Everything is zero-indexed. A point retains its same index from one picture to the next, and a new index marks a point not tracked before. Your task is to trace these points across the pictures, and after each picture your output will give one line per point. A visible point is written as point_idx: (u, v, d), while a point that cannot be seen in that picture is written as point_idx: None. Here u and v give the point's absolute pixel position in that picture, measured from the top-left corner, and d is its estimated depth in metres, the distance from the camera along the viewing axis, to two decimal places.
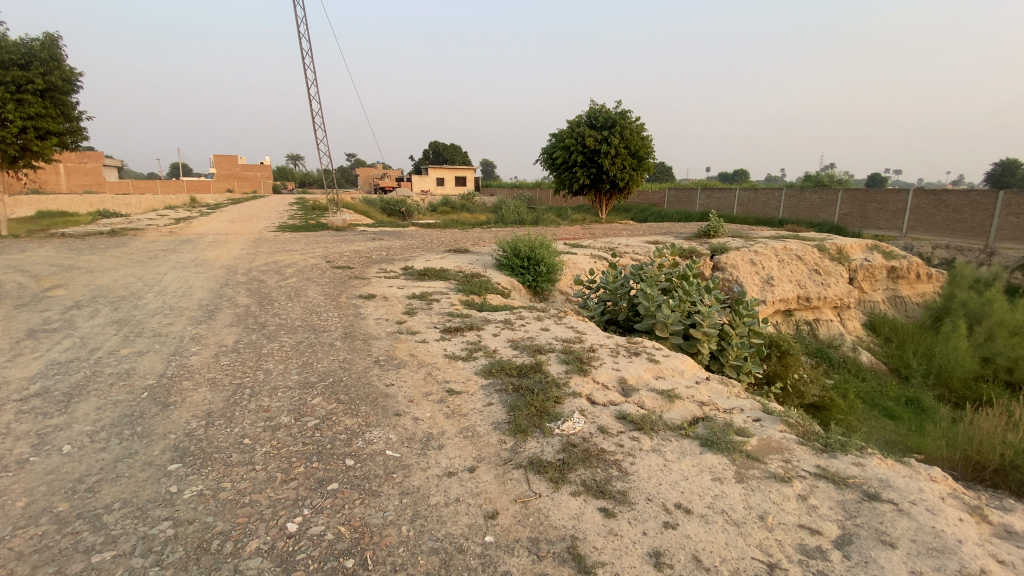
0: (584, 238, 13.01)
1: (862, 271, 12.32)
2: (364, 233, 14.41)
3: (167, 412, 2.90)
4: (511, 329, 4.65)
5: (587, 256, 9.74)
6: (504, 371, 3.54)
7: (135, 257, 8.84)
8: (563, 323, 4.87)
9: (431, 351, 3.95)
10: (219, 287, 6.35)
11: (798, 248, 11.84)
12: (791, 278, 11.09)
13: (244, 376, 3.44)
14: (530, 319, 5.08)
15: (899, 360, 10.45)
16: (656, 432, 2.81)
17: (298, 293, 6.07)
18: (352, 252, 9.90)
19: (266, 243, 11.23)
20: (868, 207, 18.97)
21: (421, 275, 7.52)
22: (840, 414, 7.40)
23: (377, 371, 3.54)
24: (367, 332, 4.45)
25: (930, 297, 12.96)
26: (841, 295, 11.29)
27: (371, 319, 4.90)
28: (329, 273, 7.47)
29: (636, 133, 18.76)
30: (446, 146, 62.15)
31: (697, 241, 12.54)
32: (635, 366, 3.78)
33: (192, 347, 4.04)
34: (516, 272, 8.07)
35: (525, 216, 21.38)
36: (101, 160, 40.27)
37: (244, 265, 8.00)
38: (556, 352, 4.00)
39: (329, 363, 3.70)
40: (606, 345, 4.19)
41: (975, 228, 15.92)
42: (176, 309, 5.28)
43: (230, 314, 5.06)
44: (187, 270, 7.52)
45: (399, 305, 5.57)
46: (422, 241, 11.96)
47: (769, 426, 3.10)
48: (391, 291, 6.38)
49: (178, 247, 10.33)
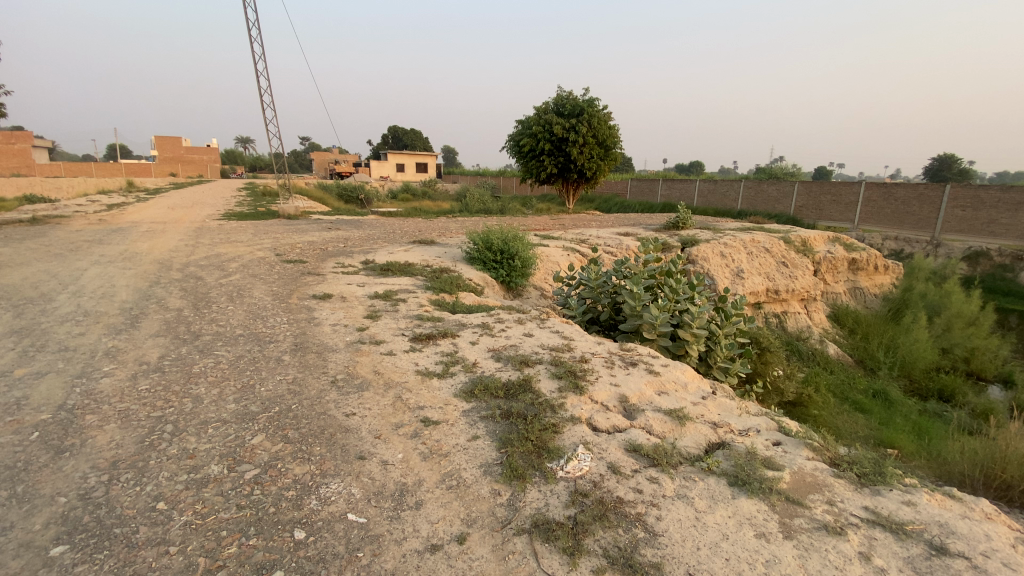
0: (553, 229, 12.60)
1: (826, 263, 12.45)
2: (319, 222, 13.47)
3: (58, 463, 2.22)
4: (489, 336, 4.13)
5: (559, 249, 9.33)
6: (489, 391, 3.02)
7: (53, 250, 7.76)
8: (547, 327, 4.40)
9: (400, 367, 3.38)
10: (149, 286, 5.50)
11: (766, 240, 11.82)
12: (760, 271, 11.03)
13: (167, 406, 2.77)
14: (509, 322, 4.58)
15: (864, 351, 10.55)
16: (675, 469, 2.37)
17: (242, 293, 5.33)
18: (306, 244, 9.08)
19: (210, 233, 10.23)
20: (823, 199, 19.38)
21: (384, 270, 6.87)
22: (816, 410, 7.29)
23: (335, 395, 2.95)
24: (322, 342, 3.81)
25: (887, 288, 13.26)
26: (808, 288, 11.33)
27: (327, 325, 4.26)
28: (280, 269, 6.70)
29: (604, 121, 18.38)
30: (405, 131, 60.38)
31: (668, 233, 12.32)
32: (635, 380, 3.35)
33: (105, 367, 3.31)
34: (487, 267, 7.54)
35: (490, 206, 20.76)
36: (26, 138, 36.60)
37: (181, 259, 7.10)
38: (545, 364, 3.52)
39: (275, 385, 3.07)
40: (598, 355, 3.74)
41: (921, 220, 16.39)
42: (92, 314, 4.46)
43: (157, 321, 4.29)
44: (113, 265, 6.58)
45: (360, 308, 4.93)
46: (383, 231, 11.21)
47: (795, 453, 2.72)
48: (350, 289, 5.74)
49: (107, 237, 9.21)
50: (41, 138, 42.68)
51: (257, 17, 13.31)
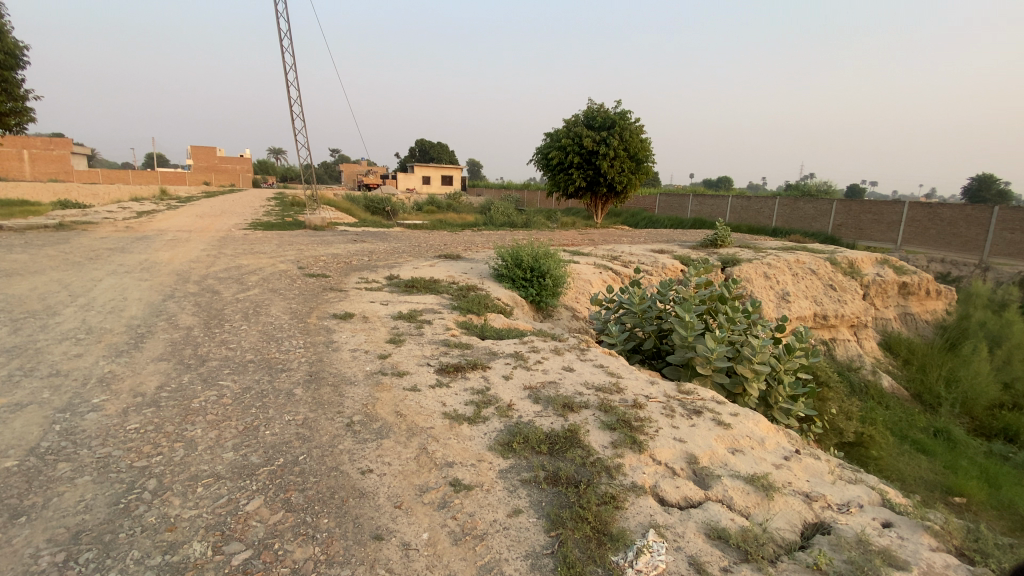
0: (583, 245, 12.13)
1: (875, 286, 11.65)
2: (344, 233, 13.25)
3: (9, 534, 1.83)
4: (525, 368, 3.64)
5: (591, 266, 8.86)
6: (530, 445, 2.53)
7: (73, 258, 7.60)
8: (589, 359, 3.91)
9: (425, 407, 2.92)
10: (161, 301, 5.20)
11: (811, 261, 11.12)
12: (806, 294, 10.32)
13: (154, 454, 2.37)
14: (546, 350, 4.10)
15: (921, 384, 9.69)
16: (777, 570, 1.85)
17: (258, 310, 4.98)
18: (329, 256, 8.79)
19: (232, 243, 10.04)
20: (862, 218, 18.44)
21: (408, 287, 6.48)
22: (877, 452, 6.57)
23: (350, 442, 2.51)
24: (339, 372, 3.39)
25: (941, 315, 12.32)
26: (858, 314, 10.57)
27: (346, 351, 3.85)
28: (300, 284, 6.36)
29: (635, 135, 17.88)
30: (432, 144, 60.91)
31: (705, 251, 11.70)
32: (701, 435, 2.83)
33: (96, 398, 2.94)
34: (517, 285, 7.09)
35: (515, 218, 20.39)
36: (69, 145, 37.67)
37: (200, 271, 6.84)
38: (593, 408, 3.02)
39: (283, 427, 2.65)
40: (654, 399, 3.22)
41: (968, 242, 15.39)
42: (96, 331, 4.14)
43: (162, 342, 3.94)
44: (130, 276, 6.35)
45: (381, 330, 4.51)
46: (408, 244, 10.88)
47: (915, 540, 2.17)
48: (372, 308, 5.36)
49: (130, 246, 9.09)
50: (83, 147, 44.48)
51: (289, 28, 13.35)
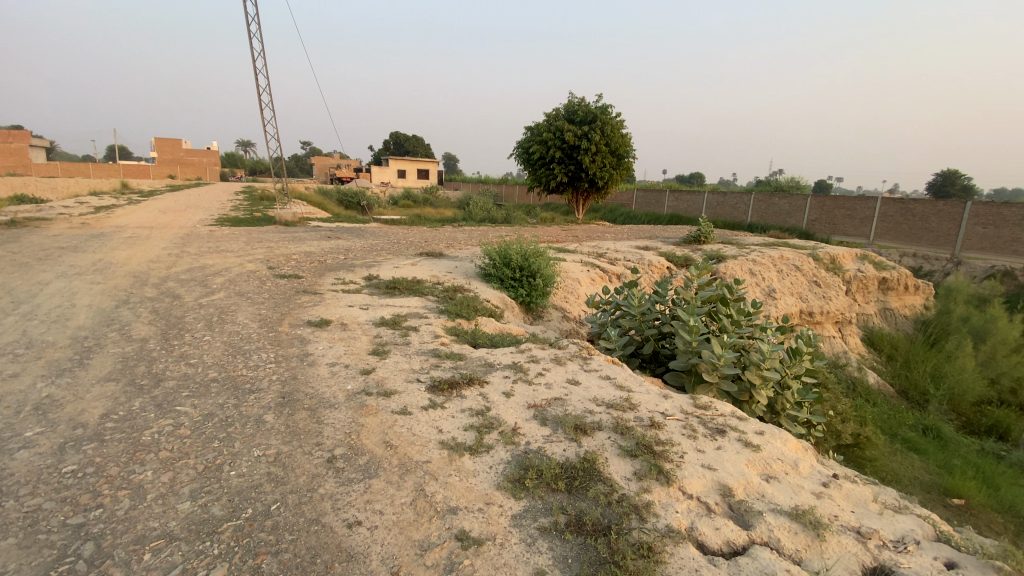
0: (568, 241, 11.84)
1: (857, 282, 11.68)
2: (318, 229, 12.65)
3: None
4: (526, 382, 3.29)
5: (578, 264, 8.57)
6: (544, 482, 2.19)
7: (18, 258, 6.92)
8: (593, 369, 3.59)
9: (419, 435, 2.55)
10: (115, 307, 4.67)
11: (795, 257, 11.04)
12: (792, 291, 10.25)
13: (91, 506, 1.94)
14: (546, 360, 3.77)
15: (907, 381, 9.73)
16: None
17: (225, 318, 4.50)
18: (302, 254, 8.27)
19: (198, 240, 9.39)
20: (835, 213, 18.61)
21: (389, 288, 6.06)
22: (872, 453, 6.47)
23: (333, 485, 2.13)
24: (316, 393, 2.98)
25: (920, 310, 12.47)
26: (842, 310, 10.56)
27: (324, 366, 3.44)
28: (272, 286, 5.87)
29: (617, 129, 17.64)
30: (406, 138, 59.88)
31: (690, 247, 11.54)
32: (730, 459, 2.54)
33: (25, 430, 2.47)
34: (505, 285, 6.74)
35: (495, 214, 19.97)
36: (23, 138, 35.43)
37: (160, 272, 6.26)
38: (607, 429, 2.70)
39: (252, 466, 2.24)
40: (672, 416, 2.91)
41: (940, 237, 15.66)
42: (35, 345, 3.62)
43: (112, 358, 3.45)
44: (80, 279, 5.75)
45: (363, 340, 4.10)
46: (386, 241, 10.39)
47: None
48: (352, 313, 4.94)
49: (83, 244, 8.38)
50: (37, 138, 42.15)
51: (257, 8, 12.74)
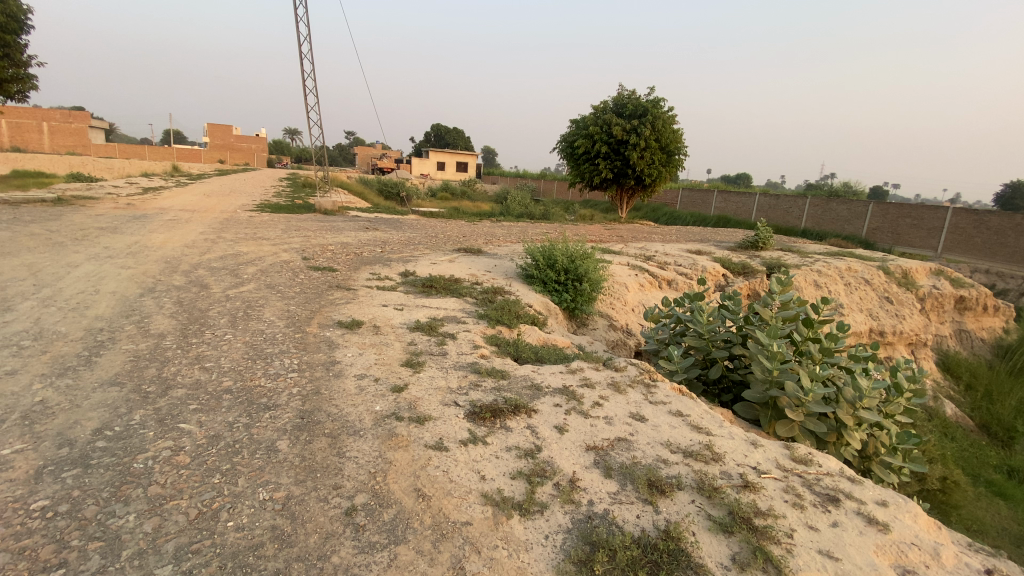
0: (613, 242, 11.21)
1: (931, 300, 10.61)
2: (356, 219, 12.45)
3: None
4: (583, 414, 2.79)
5: (626, 267, 7.98)
6: (618, 568, 1.69)
7: (58, 237, 6.88)
8: (661, 402, 3.05)
9: (457, 481, 2.08)
10: (138, 296, 4.42)
11: (864, 269, 10.09)
12: (861, 307, 9.34)
13: (52, 564, 1.56)
14: (603, 384, 3.25)
15: (987, 414, 8.58)
16: None
17: (249, 313, 4.17)
18: (338, 245, 7.99)
19: (236, 226, 9.27)
20: (900, 223, 17.18)
21: (426, 287, 5.66)
22: (959, 498, 5.49)
23: (351, 552, 1.69)
24: (338, 415, 2.56)
25: (1000, 335, 11.23)
26: (915, 331, 9.58)
27: (351, 379, 3.01)
28: (303, 279, 5.55)
29: (668, 125, 16.79)
30: (448, 130, 59.65)
31: (746, 254, 10.70)
32: (854, 544, 1.99)
33: (5, 447, 2.15)
34: (548, 288, 6.23)
35: (533, 209, 19.44)
36: (85, 119, 36.77)
37: (192, 259, 6.05)
38: (690, 490, 2.18)
39: (254, 516, 1.82)
40: (767, 474, 2.36)
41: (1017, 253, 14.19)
42: (45, 337, 3.34)
43: (122, 356, 3.13)
44: (110, 262, 5.58)
45: (395, 347, 3.67)
46: (424, 235, 10.04)
47: None
48: (385, 314, 4.55)
49: (124, 225, 8.35)
50: (100, 121, 44.11)
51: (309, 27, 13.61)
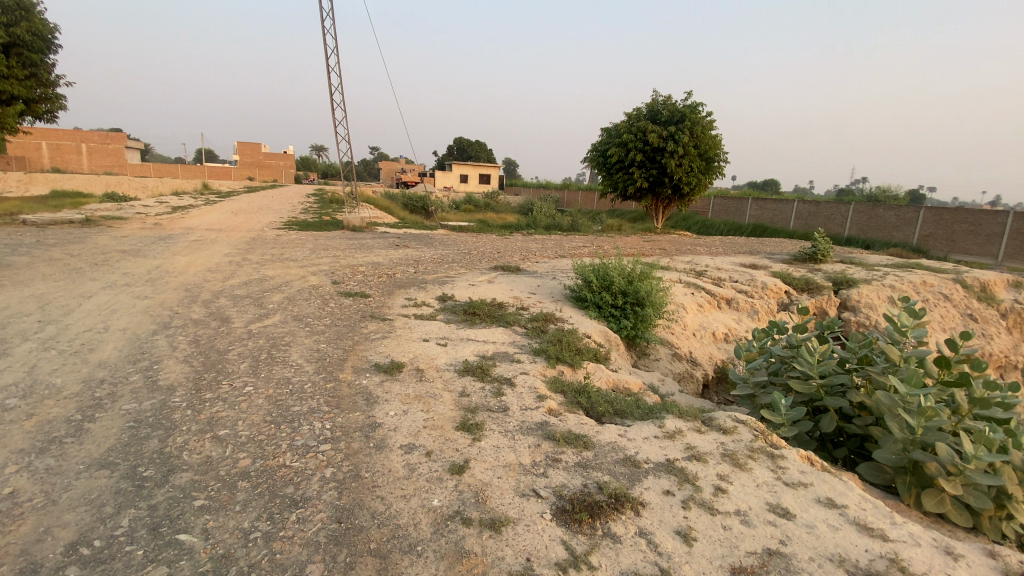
0: (657, 256, 10.43)
1: (1013, 315, 9.50)
2: (384, 236, 11.99)
3: None
4: (708, 509, 2.08)
5: (681, 286, 7.22)
6: None
7: (77, 262, 6.51)
8: (799, 483, 2.32)
9: None
10: (152, 333, 3.90)
11: (941, 283, 9.09)
12: (941, 326, 8.35)
13: None
14: (715, 454, 2.53)
15: None
16: None
17: (273, 355, 3.58)
18: (369, 266, 7.46)
19: (262, 246, 8.85)
20: (955, 229, 15.87)
21: (467, 314, 5.03)
22: None
23: None
24: (387, 516, 1.92)
25: None
26: (1002, 352, 8.51)
27: (398, 453, 2.37)
28: (334, 308, 5.00)
29: (707, 130, 16.00)
30: (470, 143, 59.44)
31: (804, 267, 9.81)
32: None
33: None
34: (604, 314, 5.54)
35: (561, 220, 18.77)
36: (122, 142, 36.96)
37: (214, 285, 5.57)
38: None
39: None
40: None
41: None
42: (35, 394, 2.80)
43: (121, 421, 2.56)
44: (126, 290, 5.13)
45: (446, 400, 3.02)
46: (457, 252, 9.46)
47: None
48: (427, 351, 3.91)
49: (148, 247, 8.01)
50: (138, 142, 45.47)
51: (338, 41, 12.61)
